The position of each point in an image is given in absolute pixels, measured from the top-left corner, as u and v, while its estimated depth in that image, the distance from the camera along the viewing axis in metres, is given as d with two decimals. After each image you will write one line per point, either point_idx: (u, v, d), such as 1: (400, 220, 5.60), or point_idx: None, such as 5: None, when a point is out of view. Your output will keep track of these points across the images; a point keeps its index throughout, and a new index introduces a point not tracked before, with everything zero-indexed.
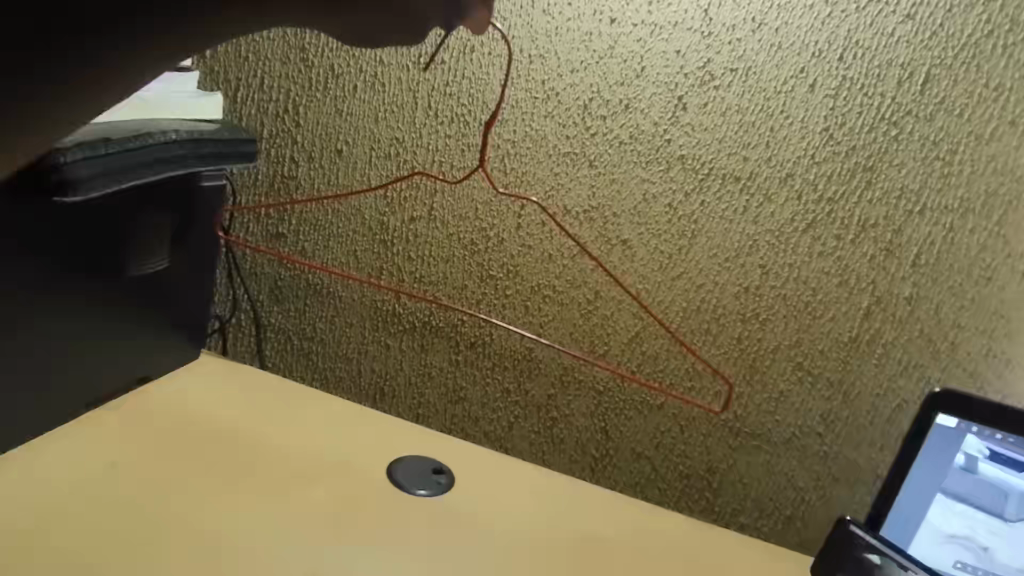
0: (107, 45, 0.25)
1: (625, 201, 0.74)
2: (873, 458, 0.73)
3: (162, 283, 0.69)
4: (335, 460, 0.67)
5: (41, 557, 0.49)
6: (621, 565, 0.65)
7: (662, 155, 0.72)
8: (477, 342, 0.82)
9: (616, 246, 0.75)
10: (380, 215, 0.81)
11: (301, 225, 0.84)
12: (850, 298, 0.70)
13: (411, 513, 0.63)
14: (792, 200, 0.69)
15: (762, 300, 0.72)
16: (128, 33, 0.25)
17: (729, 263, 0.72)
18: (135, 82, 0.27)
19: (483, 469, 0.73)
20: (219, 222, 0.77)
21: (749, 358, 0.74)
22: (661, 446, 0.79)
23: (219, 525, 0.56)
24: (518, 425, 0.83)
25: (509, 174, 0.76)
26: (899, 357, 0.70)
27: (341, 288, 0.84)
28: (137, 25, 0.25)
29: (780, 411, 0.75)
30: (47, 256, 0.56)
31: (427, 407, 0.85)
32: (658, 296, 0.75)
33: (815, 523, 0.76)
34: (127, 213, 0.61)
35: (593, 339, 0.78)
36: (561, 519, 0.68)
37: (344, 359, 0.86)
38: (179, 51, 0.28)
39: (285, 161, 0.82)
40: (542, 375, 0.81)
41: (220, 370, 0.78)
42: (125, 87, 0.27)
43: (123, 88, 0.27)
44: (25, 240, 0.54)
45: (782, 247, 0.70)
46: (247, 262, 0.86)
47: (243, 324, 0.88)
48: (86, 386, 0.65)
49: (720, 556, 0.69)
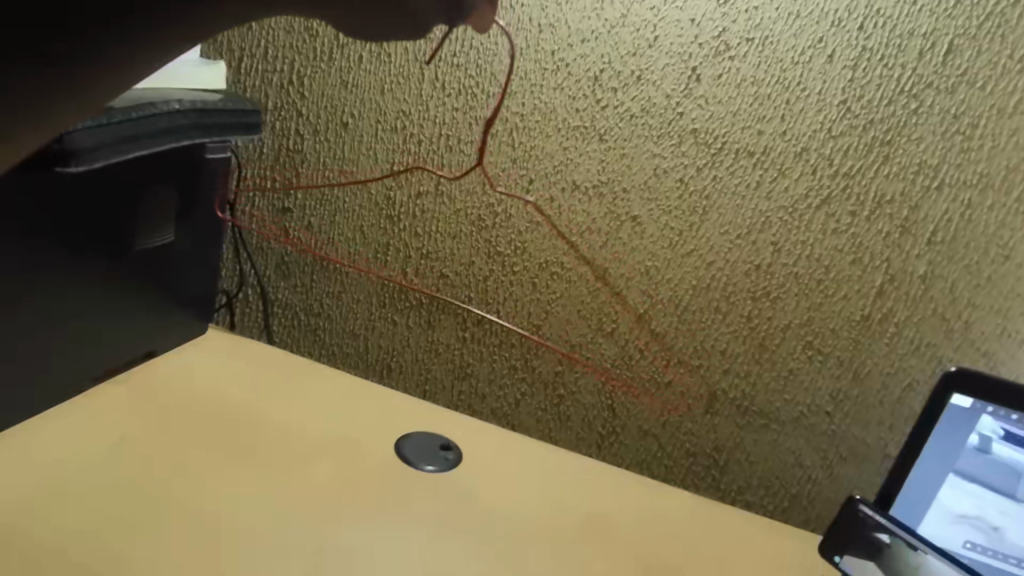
0: (115, 40, 0.25)
1: (635, 175, 0.72)
2: (882, 437, 0.72)
3: (168, 261, 0.69)
4: (340, 438, 0.67)
5: (51, 532, 0.50)
6: (626, 542, 0.65)
7: (674, 128, 0.70)
8: (484, 320, 0.81)
9: (626, 222, 0.74)
10: (386, 190, 0.80)
11: (307, 199, 0.83)
12: (863, 276, 0.69)
13: (418, 489, 0.63)
14: (806, 175, 0.68)
15: (773, 278, 0.71)
16: (131, 31, 0.25)
17: (740, 240, 0.71)
18: (140, 75, 0.28)
19: (490, 447, 0.73)
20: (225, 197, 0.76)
21: (759, 337, 0.73)
22: (668, 425, 0.79)
23: (223, 503, 0.56)
24: (524, 402, 0.83)
25: (517, 149, 0.75)
26: (911, 336, 0.69)
27: (348, 264, 0.84)
28: (138, 22, 0.25)
29: (789, 389, 0.74)
30: (53, 238, 0.56)
31: (434, 383, 0.85)
32: (667, 274, 0.74)
33: (821, 502, 0.76)
34: (129, 186, 0.61)
35: (600, 316, 0.77)
36: (567, 498, 0.68)
37: (351, 335, 0.86)
38: (186, 42, 0.27)
39: (290, 134, 0.81)
40: (549, 352, 0.80)
41: (227, 346, 0.78)
42: (132, 79, 0.28)
43: (131, 79, 0.27)
44: (29, 223, 0.54)
45: (795, 224, 0.69)
46: (254, 237, 0.86)
47: (251, 299, 0.88)
48: (93, 362, 0.65)
49: (725, 534, 0.70)
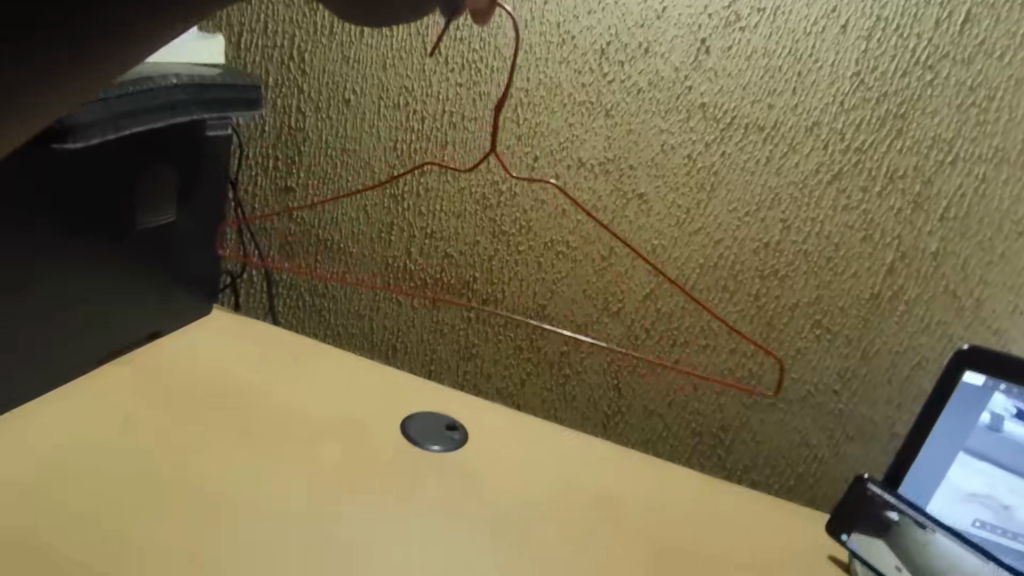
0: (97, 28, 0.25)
1: (642, 152, 0.71)
2: (890, 416, 0.72)
3: (171, 240, 0.69)
4: (346, 419, 0.67)
5: (60, 512, 0.50)
6: (632, 521, 0.65)
7: (682, 103, 0.69)
8: (490, 300, 0.81)
9: (632, 200, 0.73)
10: (390, 168, 0.79)
11: (311, 178, 0.82)
12: (874, 254, 0.68)
13: (424, 468, 0.64)
14: (817, 149, 0.67)
15: (782, 256, 0.70)
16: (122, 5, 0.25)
17: (748, 217, 0.70)
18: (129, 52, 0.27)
19: (495, 427, 0.73)
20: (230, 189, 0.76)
21: (767, 315, 0.72)
22: (675, 404, 0.78)
23: (230, 483, 0.56)
24: (530, 382, 0.82)
25: (522, 125, 0.74)
26: (921, 315, 0.69)
27: (351, 244, 0.83)
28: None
29: (797, 368, 0.73)
30: (58, 221, 0.56)
31: (439, 363, 0.85)
32: (674, 252, 0.73)
33: (827, 481, 0.76)
34: (131, 164, 0.60)
35: (606, 296, 0.77)
36: (573, 477, 0.68)
37: (356, 316, 0.86)
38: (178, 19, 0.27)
39: (292, 111, 0.80)
40: (554, 332, 0.80)
41: (231, 326, 0.77)
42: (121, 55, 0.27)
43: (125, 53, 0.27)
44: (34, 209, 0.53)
45: (806, 201, 0.68)
46: (257, 217, 0.85)
47: (255, 280, 0.88)
48: (98, 344, 0.65)
49: (732, 513, 0.69)
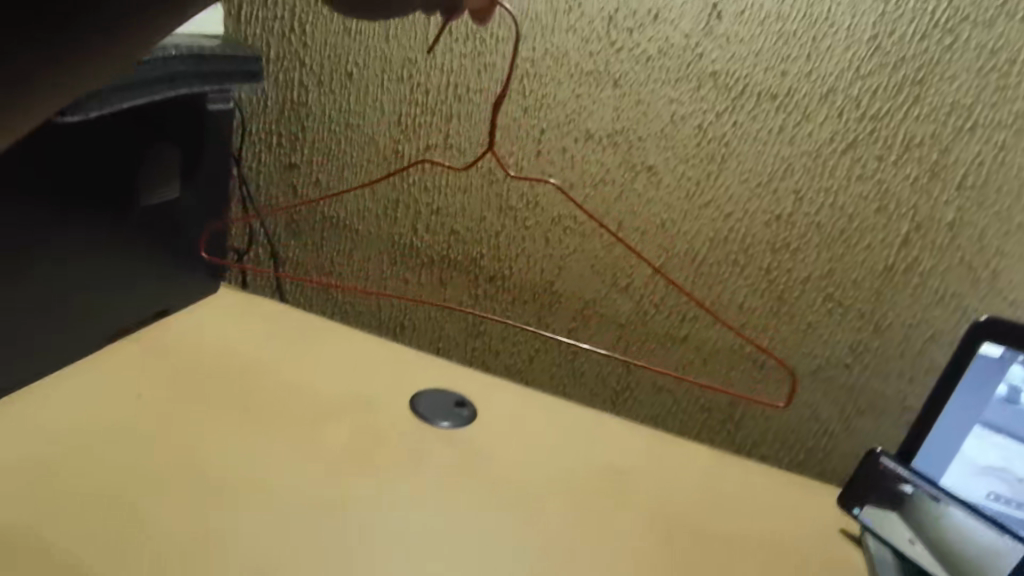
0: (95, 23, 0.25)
1: (651, 123, 0.70)
2: (902, 389, 0.71)
3: (175, 215, 0.68)
4: (355, 396, 0.67)
5: (74, 487, 0.50)
6: (643, 496, 0.65)
7: (693, 71, 0.67)
8: (497, 277, 0.80)
9: (641, 172, 0.72)
10: (395, 143, 0.78)
11: (315, 154, 0.81)
12: (889, 225, 0.67)
13: (434, 444, 0.64)
14: (832, 117, 0.65)
15: (794, 228, 0.69)
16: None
17: (760, 189, 0.69)
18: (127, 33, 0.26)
19: (504, 403, 0.73)
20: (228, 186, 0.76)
21: (778, 290, 0.71)
22: (683, 380, 0.78)
23: (241, 458, 0.56)
24: (538, 358, 0.82)
25: (528, 96, 0.72)
26: (936, 287, 0.67)
27: (357, 221, 0.83)
28: None
29: (808, 343, 0.72)
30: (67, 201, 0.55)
31: (447, 340, 0.85)
32: (683, 226, 0.72)
33: (837, 455, 0.75)
34: (133, 139, 0.59)
35: (615, 271, 0.76)
36: (584, 452, 0.68)
37: (363, 294, 0.86)
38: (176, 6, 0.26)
39: (294, 86, 0.79)
40: (562, 309, 0.79)
41: (239, 304, 0.77)
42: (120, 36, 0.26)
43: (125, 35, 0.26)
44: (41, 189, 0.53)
45: (819, 171, 0.67)
46: (263, 194, 0.85)
47: (261, 258, 0.87)
48: (106, 321, 0.64)
49: (742, 487, 0.69)
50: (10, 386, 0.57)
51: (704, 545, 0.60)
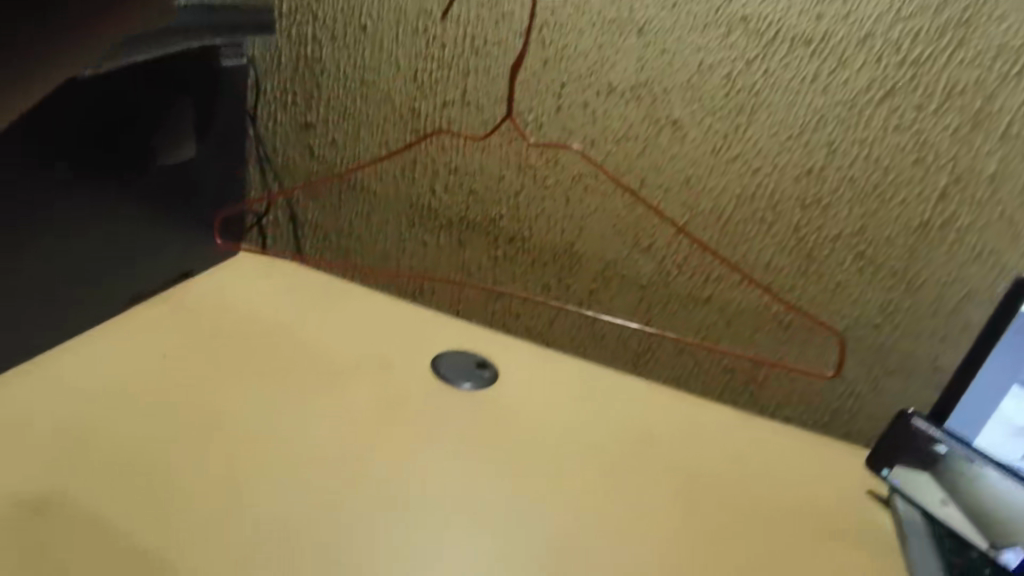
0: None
1: (677, 73, 0.67)
2: (933, 350, 0.69)
3: (193, 175, 0.67)
4: (376, 358, 0.67)
5: (102, 445, 0.51)
6: (666, 456, 0.64)
7: (722, 16, 0.64)
8: (517, 238, 0.79)
9: (665, 126, 0.69)
10: (411, 100, 0.76)
11: (330, 114, 0.80)
12: (926, 178, 0.64)
13: (455, 406, 0.63)
14: (869, 64, 0.62)
15: (825, 183, 0.66)
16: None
17: (791, 142, 0.66)
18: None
19: (525, 364, 0.72)
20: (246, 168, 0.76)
21: (807, 248, 0.69)
22: (706, 341, 0.76)
23: (264, 419, 0.56)
24: (559, 320, 0.81)
25: (548, 48, 0.70)
26: (973, 244, 0.65)
27: (375, 182, 0.81)
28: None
29: (836, 303, 0.70)
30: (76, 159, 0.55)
31: (467, 303, 0.84)
32: (709, 182, 0.70)
33: (863, 416, 0.74)
34: (146, 95, 0.58)
35: (637, 231, 0.74)
36: (605, 412, 0.68)
37: (383, 257, 0.85)
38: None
39: (308, 41, 0.77)
40: (584, 270, 0.78)
41: (258, 267, 0.77)
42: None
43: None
44: (50, 148, 0.52)
45: (854, 122, 0.64)
46: (280, 155, 0.84)
47: (280, 221, 0.87)
48: (127, 283, 0.64)
49: (767, 448, 0.68)
50: (36, 347, 0.57)
51: (728, 506, 0.60)
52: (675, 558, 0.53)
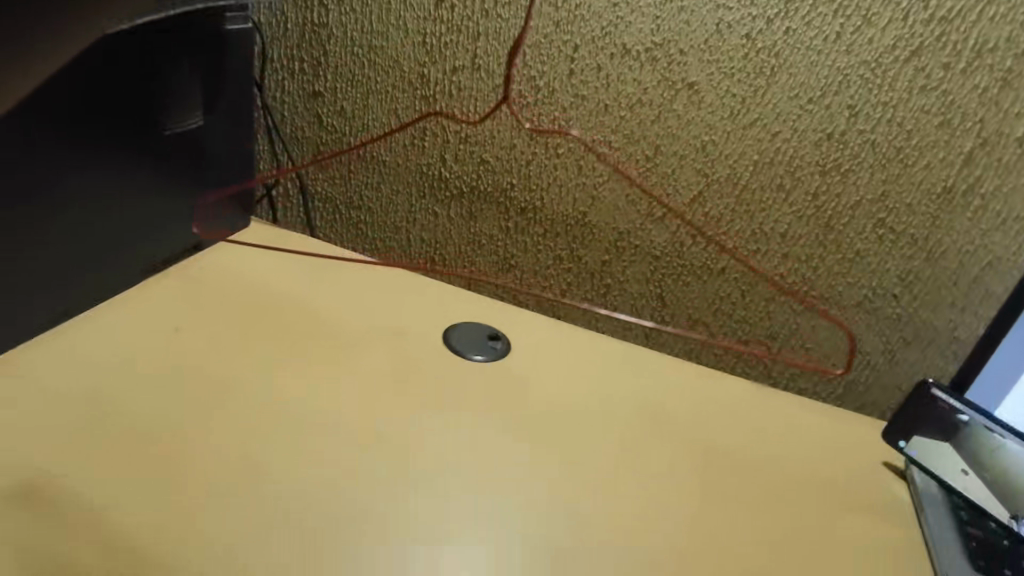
0: None
1: (694, 33, 0.65)
2: (953, 321, 0.68)
3: (204, 143, 0.66)
4: (388, 330, 0.67)
5: (118, 417, 0.51)
6: (680, 428, 0.63)
7: None
8: (528, 209, 0.78)
9: (681, 90, 0.67)
10: (420, 66, 0.75)
11: (338, 81, 0.78)
12: (951, 141, 0.62)
13: (467, 377, 0.63)
14: (895, 21, 0.60)
15: (846, 148, 0.64)
16: None
17: (811, 104, 0.64)
18: None
19: (536, 336, 0.72)
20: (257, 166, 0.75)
21: (825, 217, 0.67)
22: (720, 312, 0.75)
23: (278, 390, 0.56)
24: (570, 292, 0.80)
25: (561, 8, 0.68)
26: (998, 211, 0.63)
27: (384, 152, 0.80)
28: None
29: (854, 272, 0.69)
30: (86, 131, 0.54)
31: (478, 275, 0.83)
32: (725, 148, 0.68)
33: (879, 388, 0.73)
34: (151, 61, 0.57)
35: (651, 200, 0.73)
36: (618, 382, 0.67)
37: (393, 229, 0.84)
38: None
39: (315, 6, 0.75)
40: (596, 240, 0.76)
41: (267, 240, 0.77)
42: None
43: None
44: (57, 121, 0.51)
45: (878, 83, 0.62)
46: (287, 125, 0.83)
47: (289, 193, 0.86)
48: (139, 256, 0.64)
49: (782, 420, 0.68)
50: (52, 320, 0.57)
51: (743, 481, 0.59)
52: (686, 535, 0.52)
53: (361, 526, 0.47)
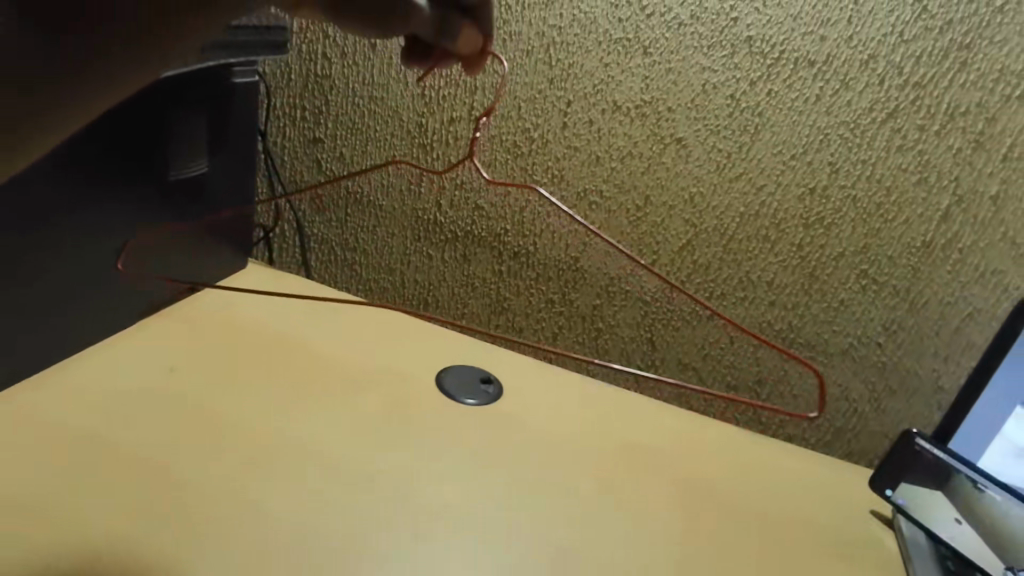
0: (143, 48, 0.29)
1: (681, 93, 0.68)
2: (936, 370, 0.69)
3: (205, 189, 0.68)
4: (384, 371, 0.67)
5: (111, 453, 0.51)
6: (670, 471, 0.64)
7: (727, 37, 0.65)
8: (521, 253, 0.79)
9: (670, 145, 0.70)
10: (418, 116, 0.77)
11: (339, 129, 0.81)
12: (928, 198, 0.64)
13: (459, 419, 0.63)
14: (872, 85, 0.63)
15: (828, 202, 0.67)
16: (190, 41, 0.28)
17: (793, 161, 0.67)
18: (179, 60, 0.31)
19: (529, 380, 0.72)
20: (251, 230, 0.77)
21: (810, 266, 0.69)
22: (709, 357, 0.76)
23: (270, 430, 0.57)
24: (562, 335, 0.81)
25: (555, 66, 0.71)
26: (976, 263, 0.65)
27: (381, 197, 0.82)
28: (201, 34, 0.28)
29: (840, 320, 0.70)
30: (96, 174, 0.55)
31: (471, 317, 0.84)
32: (713, 201, 0.70)
33: (866, 436, 0.74)
34: (163, 112, 0.59)
35: (642, 247, 0.74)
36: (610, 426, 0.68)
37: (388, 270, 0.86)
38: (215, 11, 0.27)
39: (317, 58, 0.78)
40: (587, 285, 0.78)
41: (265, 282, 0.78)
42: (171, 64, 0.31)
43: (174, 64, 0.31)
44: (70, 163, 0.53)
45: (856, 142, 0.64)
46: (287, 170, 0.85)
47: (287, 234, 0.87)
48: (139, 295, 0.65)
49: (771, 466, 0.68)
50: (50, 355, 0.58)
51: (731, 509, 0.61)
52: (678, 546, 0.55)
53: (362, 557, 0.47)
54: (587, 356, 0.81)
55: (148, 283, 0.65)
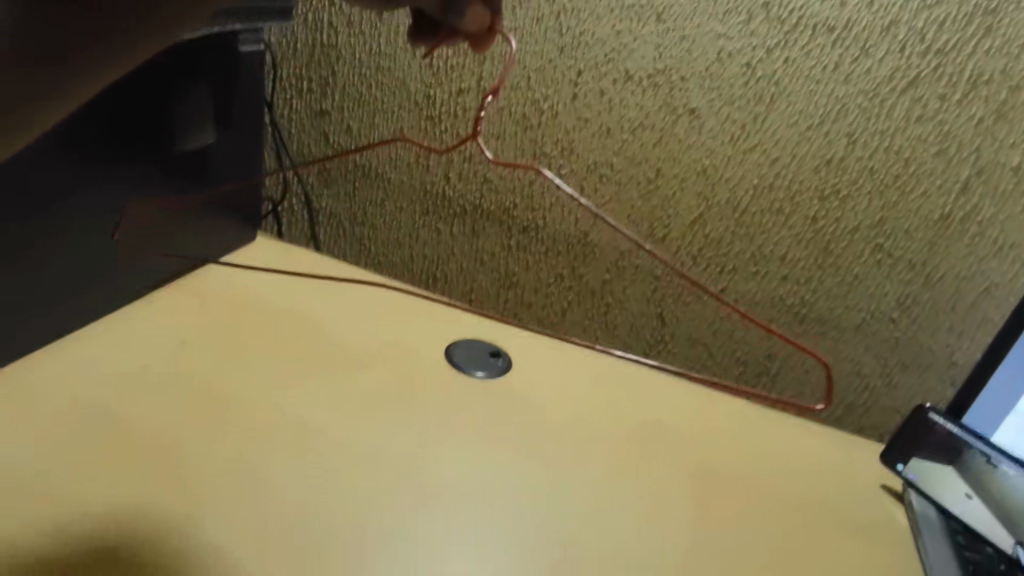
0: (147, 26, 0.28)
1: (695, 62, 0.66)
2: (950, 345, 0.69)
3: (211, 162, 0.67)
4: (393, 346, 0.67)
5: (120, 428, 0.51)
6: (679, 447, 0.64)
7: (743, 3, 0.63)
8: (530, 228, 0.79)
9: (683, 116, 0.68)
10: (426, 87, 0.76)
11: (346, 101, 0.80)
12: (947, 169, 0.63)
13: (468, 394, 0.64)
14: (893, 52, 0.61)
15: (844, 174, 0.65)
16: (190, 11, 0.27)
17: (810, 131, 0.65)
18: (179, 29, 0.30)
19: (538, 355, 0.72)
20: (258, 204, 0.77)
21: (824, 240, 0.68)
22: (719, 333, 0.76)
23: (279, 405, 0.57)
24: (571, 311, 0.81)
25: (565, 35, 0.69)
26: (995, 237, 0.64)
27: (389, 170, 0.81)
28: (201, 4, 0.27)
29: (853, 295, 0.69)
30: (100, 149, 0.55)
31: (480, 292, 0.84)
32: (726, 173, 0.69)
33: (877, 411, 0.73)
34: (167, 83, 0.58)
35: (653, 221, 0.73)
36: (618, 402, 0.68)
37: (396, 245, 0.85)
38: None
39: (323, 27, 0.77)
40: (597, 260, 0.77)
41: (274, 256, 0.78)
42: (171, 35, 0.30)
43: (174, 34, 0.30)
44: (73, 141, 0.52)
45: (875, 112, 0.63)
46: (295, 142, 0.84)
47: (296, 208, 0.87)
48: (147, 270, 0.65)
49: (780, 441, 0.68)
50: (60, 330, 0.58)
51: (738, 485, 0.61)
52: (685, 520, 0.55)
53: (369, 530, 0.48)
54: (596, 331, 0.81)
55: (151, 257, 0.65)
